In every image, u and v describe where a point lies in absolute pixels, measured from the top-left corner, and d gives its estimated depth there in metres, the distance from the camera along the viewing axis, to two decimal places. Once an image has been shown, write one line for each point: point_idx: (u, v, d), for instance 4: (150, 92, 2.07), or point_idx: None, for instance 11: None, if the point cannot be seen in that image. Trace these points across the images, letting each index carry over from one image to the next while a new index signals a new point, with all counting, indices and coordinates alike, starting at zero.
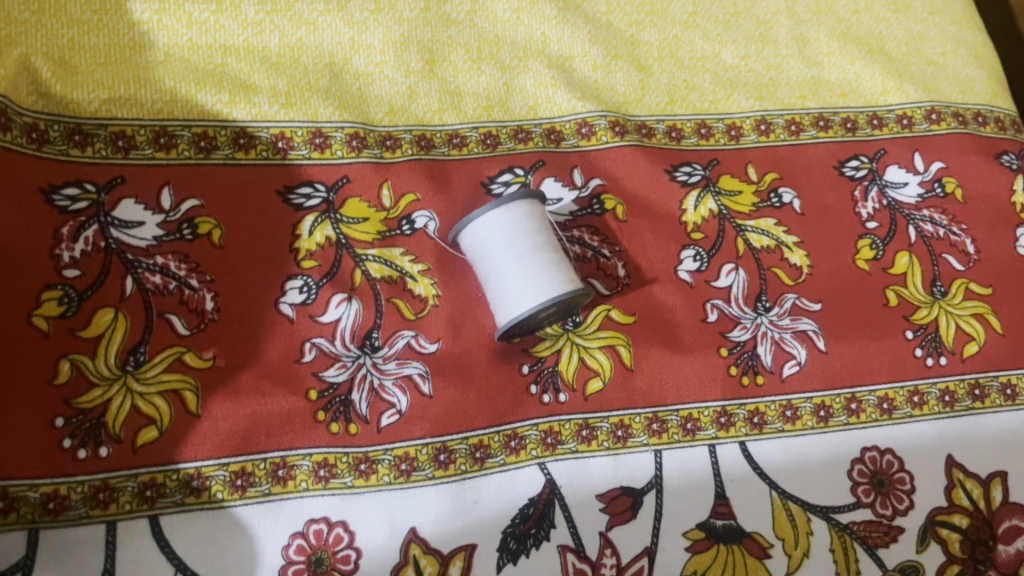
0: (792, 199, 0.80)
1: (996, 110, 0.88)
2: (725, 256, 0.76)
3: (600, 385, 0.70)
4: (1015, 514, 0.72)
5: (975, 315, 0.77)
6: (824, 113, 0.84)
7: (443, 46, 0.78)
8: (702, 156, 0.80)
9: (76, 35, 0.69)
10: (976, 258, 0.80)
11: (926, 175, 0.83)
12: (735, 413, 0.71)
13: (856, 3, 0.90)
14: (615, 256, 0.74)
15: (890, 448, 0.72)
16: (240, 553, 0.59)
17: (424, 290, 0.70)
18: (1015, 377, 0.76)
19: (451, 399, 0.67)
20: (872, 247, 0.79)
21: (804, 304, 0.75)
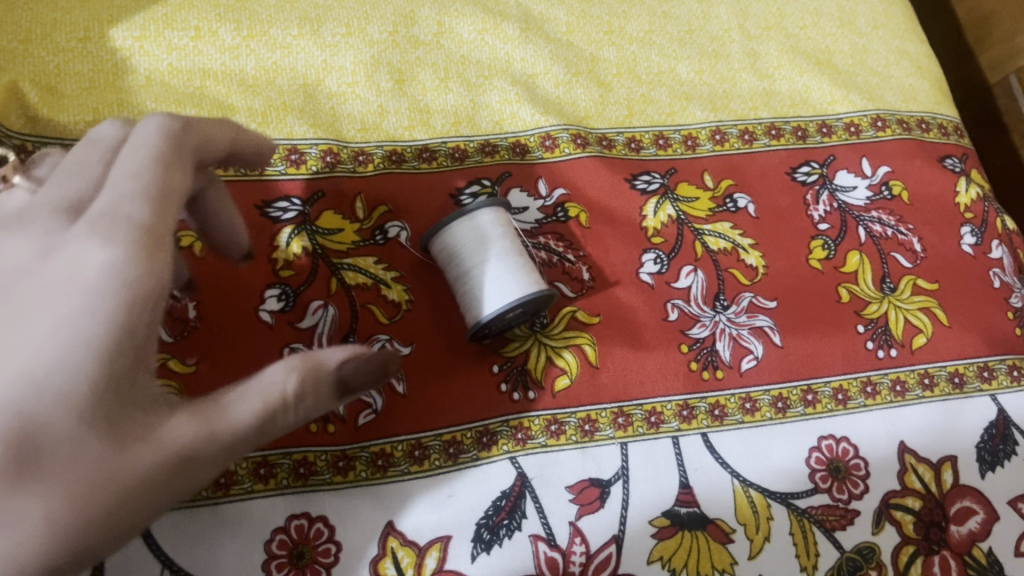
0: (747, 204, 0.84)
1: (938, 116, 0.94)
2: (684, 258, 0.80)
3: (567, 382, 0.73)
4: (967, 496, 0.76)
5: (922, 309, 0.82)
6: (776, 122, 0.88)
7: (411, 66, 0.82)
8: (660, 165, 0.84)
9: (61, 62, 0.73)
10: (924, 256, 0.84)
11: (874, 179, 0.87)
12: (696, 406, 0.74)
13: (803, 19, 0.95)
14: (579, 260, 0.78)
15: (846, 437, 0.75)
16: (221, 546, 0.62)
17: (397, 296, 0.73)
18: (963, 366, 0.80)
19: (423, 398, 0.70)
20: (824, 247, 0.83)
21: (760, 302, 0.79)
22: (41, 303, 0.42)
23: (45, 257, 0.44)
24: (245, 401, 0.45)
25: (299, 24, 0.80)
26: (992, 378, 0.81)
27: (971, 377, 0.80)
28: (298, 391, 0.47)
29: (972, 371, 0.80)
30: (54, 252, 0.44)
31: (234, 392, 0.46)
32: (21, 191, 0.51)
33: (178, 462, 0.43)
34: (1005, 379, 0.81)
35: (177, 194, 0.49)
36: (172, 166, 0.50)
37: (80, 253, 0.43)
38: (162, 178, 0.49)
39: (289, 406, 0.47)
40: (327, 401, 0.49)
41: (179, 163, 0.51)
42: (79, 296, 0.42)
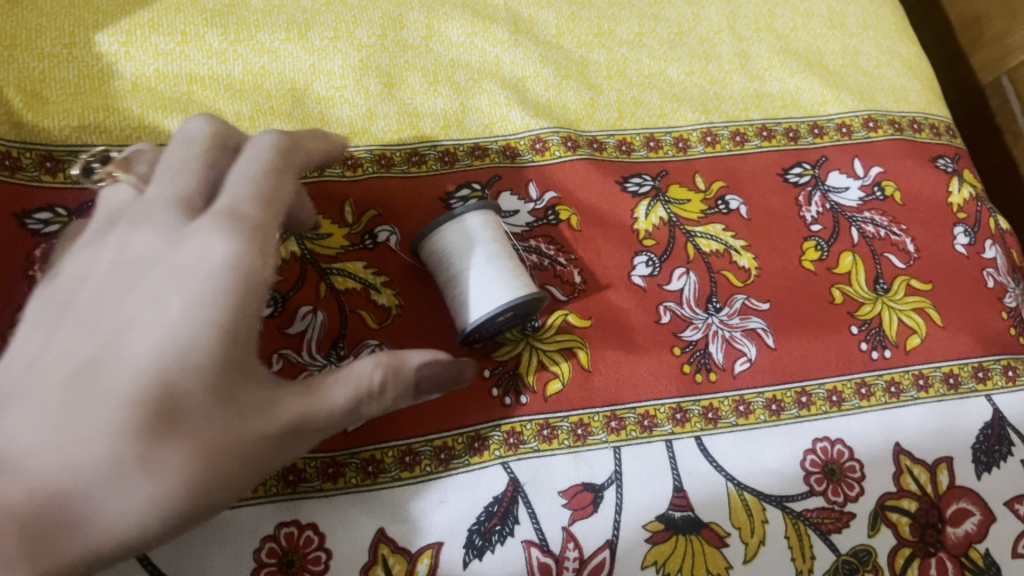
0: (739, 206, 0.83)
1: (930, 117, 0.93)
2: (676, 260, 0.80)
3: (559, 386, 0.72)
4: (963, 497, 0.75)
5: (916, 309, 0.81)
6: (767, 123, 0.88)
7: (400, 70, 0.81)
8: (651, 167, 0.84)
9: (47, 68, 0.72)
10: (917, 256, 0.84)
11: (866, 180, 0.87)
12: (690, 409, 0.74)
13: (793, 20, 0.94)
14: (571, 263, 0.78)
15: (840, 438, 0.75)
16: (209, 553, 0.62)
17: (387, 301, 0.72)
18: (958, 367, 0.80)
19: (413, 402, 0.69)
20: (817, 248, 0.83)
21: (753, 304, 0.79)
22: (171, 286, 0.48)
23: (173, 246, 0.50)
24: (339, 385, 0.52)
25: (287, 29, 0.80)
26: (987, 378, 0.80)
27: (966, 377, 0.80)
28: (383, 383, 0.53)
29: (967, 371, 0.80)
30: (179, 244, 0.50)
31: (331, 376, 0.53)
32: (127, 185, 0.56)
33: (284, 434, 0.49)
34: (1000, 379, 0.80)
35: (284, 202, 0.55)
36: (281, 177, 0.55)
37: (203, 245, 0.49)
38: (274, 185, 0.54)
39: (373, 396, 0.53)
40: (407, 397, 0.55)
41: (287, 173, 0.56)
42: (204, 281, 0.48)
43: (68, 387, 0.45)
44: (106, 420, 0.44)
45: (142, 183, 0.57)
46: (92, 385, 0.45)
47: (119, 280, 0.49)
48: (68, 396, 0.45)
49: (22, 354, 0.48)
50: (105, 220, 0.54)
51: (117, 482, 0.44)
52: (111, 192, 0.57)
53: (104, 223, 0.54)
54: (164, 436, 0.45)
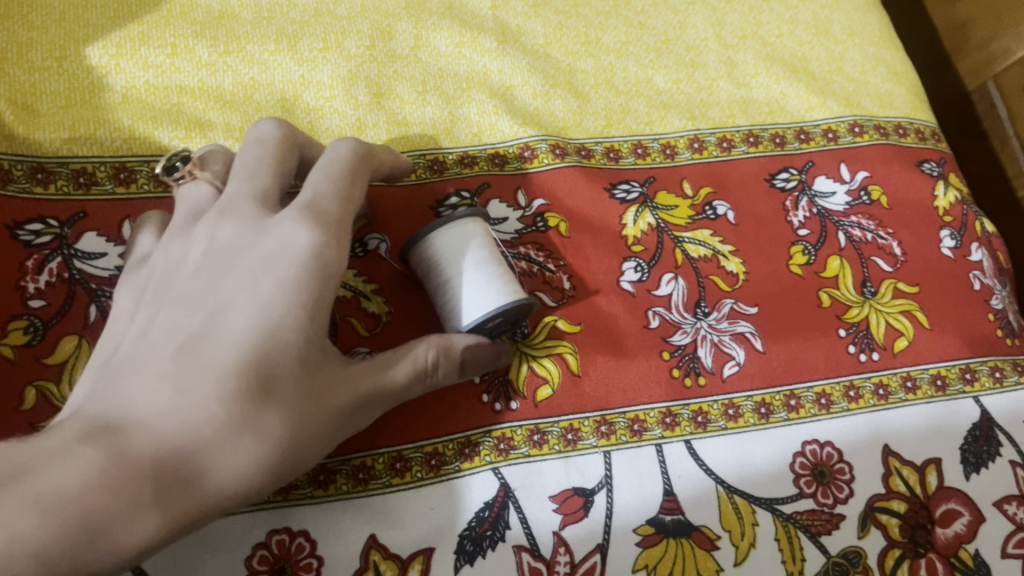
0: (726, 211, 0.84)
1: (915, 121, 0.94)
2: (665, 266, 0.80)
3: (549, 392, 0.73)
4: (952, 498, 0.75)
5: (903, 312, 0.82)
6: (754, 129, 0.89)
7: (389, 80, 0.82)
8: (639, 174, 0.85)
9: (38, 81, 0.73)
10: (903, 260, 0.85)
11: (852, 184, 0.88)
12: (679, 413, 0.74)
13: (779, 27, 0.95)
14: (560, 269, 0.78)
15: (829, 441, 0.75)
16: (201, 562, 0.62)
17: (377, 308, 0.73)
18: (946, 369, 0.80)
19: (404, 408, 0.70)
20: (804, 252, 0.83)
21: (741, 308, 0.79)
22: (263, 270, 0.56)
23: (259, 236, 0.58)
24: (400, 365, 0.61)
25: (276, 40, 0.80)
26: (974, 380, 0.81)
27: (953, 379, 0.80)
28: (435, 362, 0.63)
29: (954, 373, 0.80)
30: (266, 233, 0.58)
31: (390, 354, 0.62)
32: (205, 182, 0.65)
33: (357, 406, 0.58)
34: (987, 381, 0.81)
35: (356, 202, 0.63)
36: (356, 178, 0.64)
37: (290, 234, 0.57)
38: (348, 188, 0.62)
39: (428, 372, 0.63)
40: (454, 375, 0.65)
41: (362, 177, 0.65)
42: (290, 267, 0.56)
43: (178, 353, 0.53)
44: (212, 387, 0.52)
45: (217, 182, 0.66)
46: (197, 352, 0.53)
47: (213, 266, 0.58)
48: (176, 362, 0.53)
49: (134, 330, 0.57)
50: (190, 213, 0.63)
51: (224, 443, 0.51)
52: (190, 188, 0.65)
53: (190, 216, 0.63)
54: (260, 404, 0.52)
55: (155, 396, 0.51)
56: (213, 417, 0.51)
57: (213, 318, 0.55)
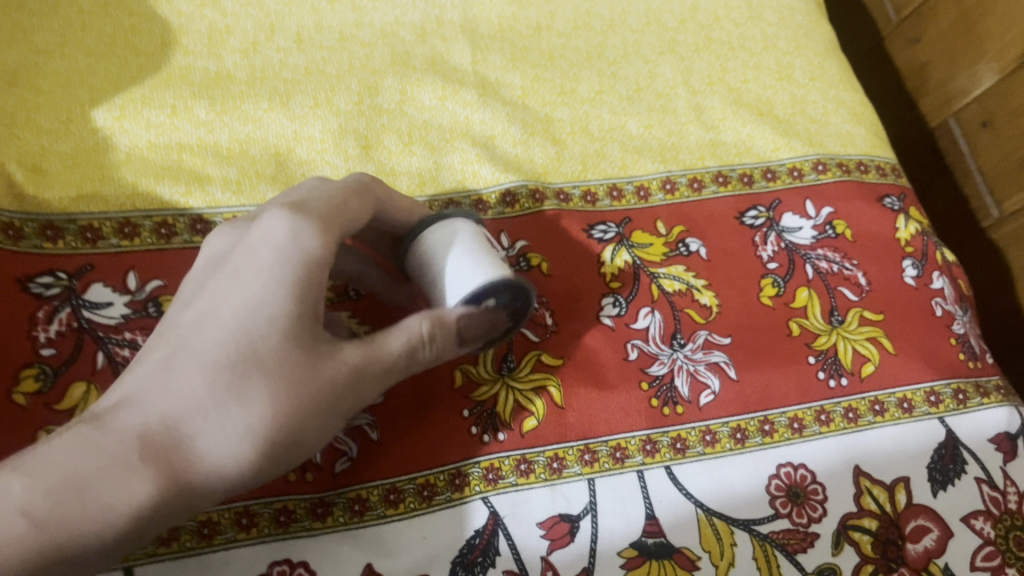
0: (698, 247, 0.89)
1: (876, 159, 1.00)
2: (642, 300, 0.85)
3: (535, 423, 0.77)
4: (921, 514, 0.79)
5: (869, 338, 0.86)
6: (722, 170, 0.94)
7: (377, 132, 0.87)
8: (615, 215, 0.89)
9: (46, 143, 0.76)
10: (868, 289, 0.89)
11: (818, 220, 0.93)
12: (659, 440, 0.78)
13: (745, 73, 1.01)
14: (542, 306, 0.83)
15: (803, 463, 0.79)
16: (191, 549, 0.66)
17: None
18: (912, 392, 0.85)
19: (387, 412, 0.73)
20: (774, 284, 0.88)
21: (715, 339, 0.84)
22: (249, 263, 0.60)
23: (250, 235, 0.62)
24: (395, 336, 0.63)
25: (270, 98, 0.85)
26: (939, 402, 0.85)
27: (919, 402, 0.84)
28: (430, 333, 0.64)
29: (919, 396, 0.85)
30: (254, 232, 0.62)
31: (387, 330, 0.64)
32: None
33: (354, 378, 0.61)
34: (952, 402, 0.85)
35: (353, 215, 0.66)
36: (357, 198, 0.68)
37: (272, 225, 0.61)
38: (341, 203, 0.65)
39: (424, 343, 0.64)
40: (453, 344, 0.66)
41: (364, 197, 0.68)
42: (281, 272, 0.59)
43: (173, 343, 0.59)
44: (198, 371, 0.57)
45: None
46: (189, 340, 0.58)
47: (208, 272, 0.63)
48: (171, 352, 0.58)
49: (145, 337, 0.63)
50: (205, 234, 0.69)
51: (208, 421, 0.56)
52: None
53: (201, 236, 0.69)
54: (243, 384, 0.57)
55: (149, 379, 0.57)
56: (199, 399, 0.56)
57: (203, 313, 0.60)
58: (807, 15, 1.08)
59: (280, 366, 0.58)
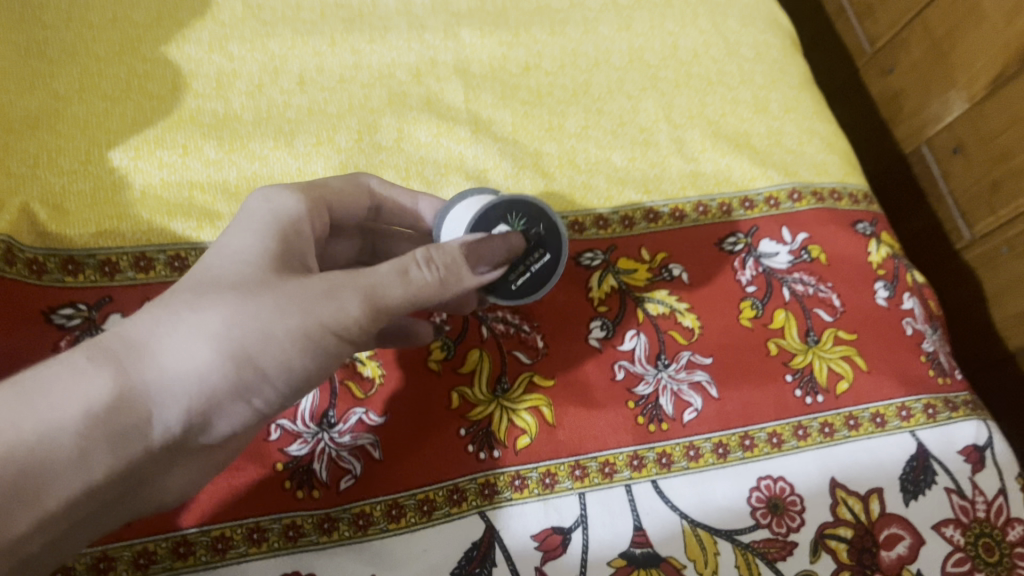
0: (681, 273, 0.94)
1: (848, 187, 1.05)
2: (628, 323, 0.90)
3: (528, 441, 0.81)
4: (894, 523, 0.84)
5: (843, 357, 0.91)
6: (702, 200, 0.99)
7: (376, 168, 0.92)
8: (602, 243, 0.95)
9: (67, 183, 0.81)
10: (842, 310, 0.95)
11: (794, 245, 0.98)
12: (645, 456, 0.82)
13: (724, 107, 1.06)
14: (534, 330, 0.88)
15: (782, 476, 0.84)
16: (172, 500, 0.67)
17: (371, 371, 0.83)
18: (884, 407, 0.89)
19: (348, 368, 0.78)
20: (753, 306, 0.93)
21: (697, 359, 0.89)
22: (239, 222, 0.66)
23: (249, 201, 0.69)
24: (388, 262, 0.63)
25: (275, 138, 0.90)
26: (911, 416, 0.90)
27: (891, 416, 0.89)
28: (427, 257, 0.64)
29: (891, 411, 0.89)
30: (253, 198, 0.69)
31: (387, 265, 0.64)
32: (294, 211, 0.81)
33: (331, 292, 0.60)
34: (922, 416, 0.90)
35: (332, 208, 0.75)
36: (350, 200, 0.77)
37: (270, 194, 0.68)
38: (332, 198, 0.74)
39: (420, 265, 0.64)
40: (462, 264, 0.65)
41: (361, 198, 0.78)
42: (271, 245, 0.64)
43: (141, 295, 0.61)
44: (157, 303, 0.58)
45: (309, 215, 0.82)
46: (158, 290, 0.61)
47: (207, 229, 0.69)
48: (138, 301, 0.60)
49: None
50: None
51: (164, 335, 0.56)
52: None
53: None
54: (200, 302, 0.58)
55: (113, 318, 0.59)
56: (156, 319, 0.57)
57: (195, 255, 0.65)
58: (782, 51, 1.14)
59: (245, 291, 0.59)
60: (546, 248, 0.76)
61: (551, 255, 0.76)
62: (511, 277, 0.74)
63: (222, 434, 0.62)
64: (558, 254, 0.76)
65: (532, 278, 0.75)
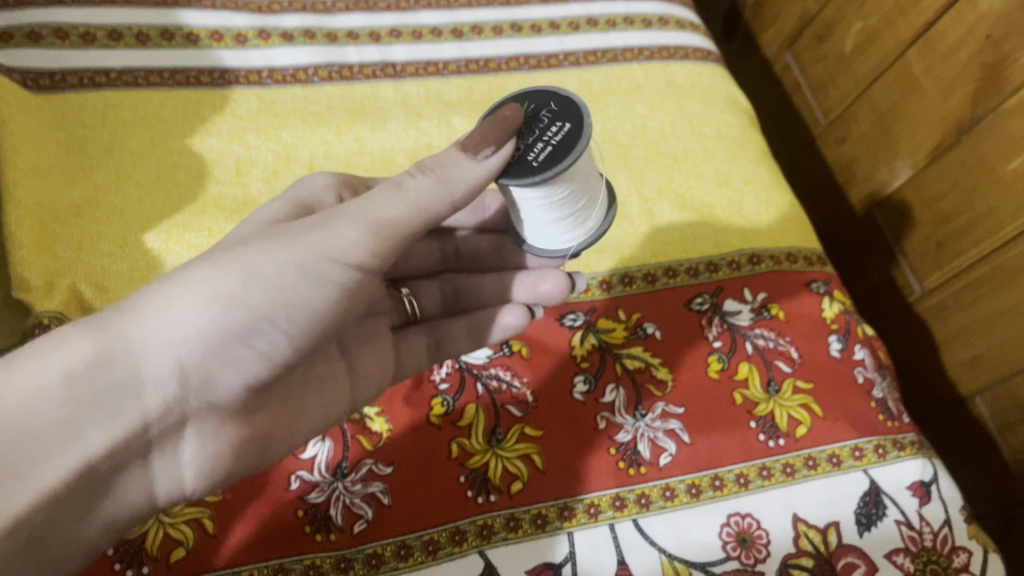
0: (654, 331, 1.05)
1: (803, 251, 1.17)
2: (608, 377, 1.00)
3: (521, 485, 0.91)
4: (851, 552, 0.93)
5: (801, 405, 1.02)
6: (672, 265, 1.11)
7: None
8: (583, 306, 1.06)
9: (107, 264, 0.91)
10: (800, 362, 1.05)
11: (755, 304, 1.09)
12: (626, 497, 0.92)
13: (689, 181, 1.18)
14: (524, 385, 0.98)
15: (749, 512, 0.93)
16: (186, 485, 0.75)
17: (379, 426, 0.92)
18: (839, 449, 1.00)
19: (392, 360, 0.93)
20: (719, 360, 1.04)
21: (671, 409, 0.99)
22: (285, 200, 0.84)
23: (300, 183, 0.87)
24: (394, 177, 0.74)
25: None
26: (863, 456, 1.00)
27: (846, 456, 0.99)
28: (425, 161, 0.74)
29: (846, 452, 1.00)
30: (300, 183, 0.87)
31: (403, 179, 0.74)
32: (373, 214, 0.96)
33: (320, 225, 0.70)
34: (873, 456, 1.00)
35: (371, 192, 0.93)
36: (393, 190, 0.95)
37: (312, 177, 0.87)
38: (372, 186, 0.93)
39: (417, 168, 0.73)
40: (454, 154, 0.73)
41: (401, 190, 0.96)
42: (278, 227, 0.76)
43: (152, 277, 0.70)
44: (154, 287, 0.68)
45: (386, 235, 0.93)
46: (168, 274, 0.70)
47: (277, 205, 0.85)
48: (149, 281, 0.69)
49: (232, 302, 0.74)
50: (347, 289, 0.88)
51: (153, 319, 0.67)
52: None
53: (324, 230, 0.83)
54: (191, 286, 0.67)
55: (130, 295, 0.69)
56: (153, 305, 0.67)
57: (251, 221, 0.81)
58: (740, 129, 1.26)
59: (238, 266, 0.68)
60: (563, 119, 0.75)
61: (571, 124, 0.74)
62: (529, 154, 0.74)
63: (236, 384, 0.72)
64: (578, 120, 0.74)
65: (552, 150, 0.73)
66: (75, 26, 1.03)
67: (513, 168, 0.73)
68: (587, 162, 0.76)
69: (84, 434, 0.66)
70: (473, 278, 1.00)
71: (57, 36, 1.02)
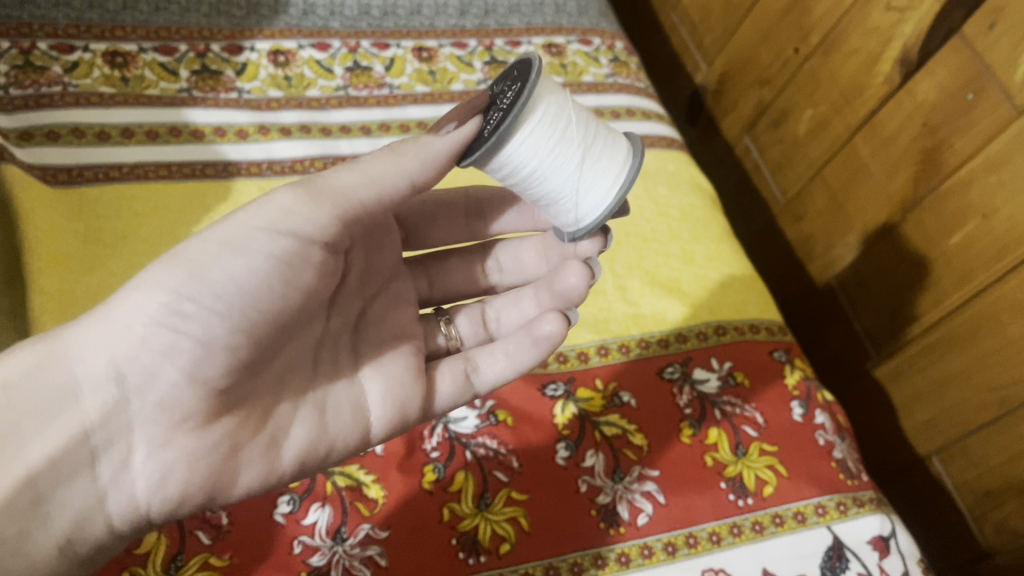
0: (629, 399, 1.13)
1: (764, 322, 1.27)
2: (588, 443, 1.07)
3: (509, 546, 0.97)
4: None
5: (767, 466, 1.10)
6: (644, 336, 1.19)
7: None
8: (562, 376, 1.13)
9: None
10: (765, 426, 1.14)
11: (721, 372, 1.18)
12: (607, 556, 0.99)
13: (657, 259, 1.27)
14: (510, 452, 1.04)
15: (722, 568, 1.00)
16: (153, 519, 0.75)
17: (375, 493, 0.98)
18: (804, 506, 1.07)
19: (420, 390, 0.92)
20: (691, 425, 1.12)
21: (647, 472, 1.06)
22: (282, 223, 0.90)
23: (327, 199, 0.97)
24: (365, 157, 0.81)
25: None
26: (826, 512, 1.07)
27: (810, 513, 1.07)
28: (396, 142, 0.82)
29: (810, 509, 1.07)
30: None
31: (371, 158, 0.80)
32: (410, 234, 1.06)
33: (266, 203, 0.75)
34: (835, 512, 1.07)
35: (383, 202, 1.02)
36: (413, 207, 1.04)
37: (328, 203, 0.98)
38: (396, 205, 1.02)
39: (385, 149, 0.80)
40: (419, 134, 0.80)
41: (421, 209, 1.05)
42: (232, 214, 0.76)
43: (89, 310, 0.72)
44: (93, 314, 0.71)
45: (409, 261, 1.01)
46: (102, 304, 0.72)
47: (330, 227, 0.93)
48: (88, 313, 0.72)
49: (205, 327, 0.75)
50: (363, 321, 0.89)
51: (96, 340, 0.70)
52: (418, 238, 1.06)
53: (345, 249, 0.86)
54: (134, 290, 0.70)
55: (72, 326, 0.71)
56: (99, 328, 0.70)
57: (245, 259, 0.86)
58: (703, 210, 1.37)
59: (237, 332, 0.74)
60: (517, 85, 0.81)
61: (522, 84, 0.81)
62: (489, 121, 0.81)
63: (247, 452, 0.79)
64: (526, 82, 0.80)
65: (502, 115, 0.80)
66: (90, 126, 1.13)
67: (476, 144, 0.81)
68: (545, 106, 0.81)
69: (24, 447, 0.66)
70: (512, 294, 1.03)
71: (75, 134, 1.12)
